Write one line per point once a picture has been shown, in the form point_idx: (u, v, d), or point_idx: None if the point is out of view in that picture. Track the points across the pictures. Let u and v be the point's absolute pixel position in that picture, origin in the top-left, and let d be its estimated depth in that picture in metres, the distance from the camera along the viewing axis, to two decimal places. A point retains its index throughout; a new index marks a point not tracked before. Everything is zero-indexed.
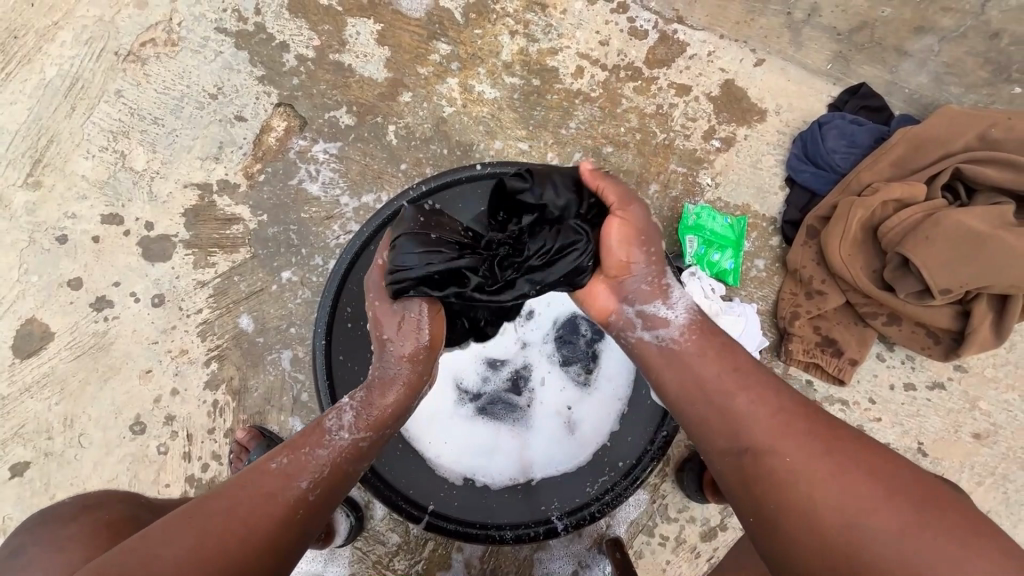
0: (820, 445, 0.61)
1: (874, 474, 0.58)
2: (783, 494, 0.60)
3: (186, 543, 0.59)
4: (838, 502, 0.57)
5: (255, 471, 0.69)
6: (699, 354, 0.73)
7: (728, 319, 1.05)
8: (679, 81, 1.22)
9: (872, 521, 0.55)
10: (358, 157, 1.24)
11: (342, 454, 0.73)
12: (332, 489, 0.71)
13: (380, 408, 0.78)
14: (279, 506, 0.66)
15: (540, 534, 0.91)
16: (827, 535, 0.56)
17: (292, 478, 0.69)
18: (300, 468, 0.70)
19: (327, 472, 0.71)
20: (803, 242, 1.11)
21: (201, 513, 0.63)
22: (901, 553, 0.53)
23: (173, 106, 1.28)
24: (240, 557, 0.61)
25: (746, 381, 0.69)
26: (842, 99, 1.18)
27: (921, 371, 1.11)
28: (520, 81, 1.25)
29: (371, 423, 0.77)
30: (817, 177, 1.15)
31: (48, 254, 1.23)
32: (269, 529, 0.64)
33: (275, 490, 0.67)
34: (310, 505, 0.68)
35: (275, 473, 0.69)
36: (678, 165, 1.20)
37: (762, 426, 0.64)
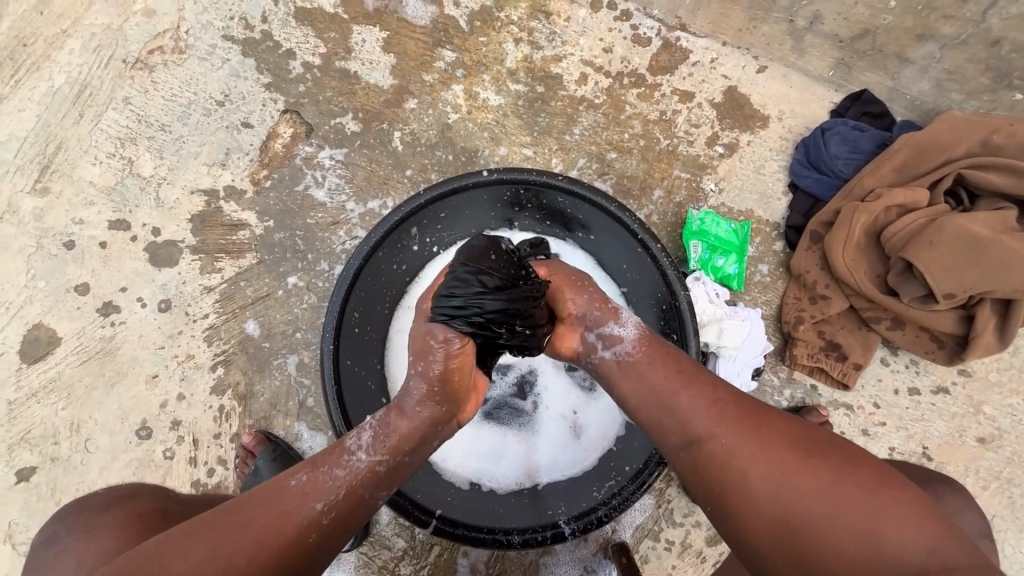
0: (754, 425, 0.63)
1: (801, 447, 0.60)
2: (727, 476, 0.61)
3: (197, 558, 0.60)
4: (770, 474, 0.59)
5: (274, 487, 0.67)
6: (645, 359, 0.73)
7: (733, 324, 1.05)
8: (682, 88, 1.23)
9: (806, 492, 0.57)
10: (364, 163, 1.25)
11: (358, 477, 0.69)
12: (346, 512, 0.68)
13: (401, 434, 0.72)
14: (289, 528, 0.64)
15: (547, 539, 0.86)
16: (769, 510, 0.58)
17: (306, 500, 0.66)
18: (315, 489, 0.67)
19: (341, 495, 0.68)
20: (807, 247, 1.12)
21: (219, 526, 0.63)
22: (826, 511, 0.55)
23: (180, 112, 1.29)
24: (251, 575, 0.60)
25: (687, 377, 0.69)
26: (844, 105, 1.20)
27: (925, 376, 1.11)
28: (525, 88, 1.26)
29: (390, 446, 0.71)
30: (820, 183, 1.16)
31: (55, 259, 1.24)
32: (276, 550, 0.62)
33: (288, 508, 0.65)
34: (322, 529, 0.66)
35: (292, 491, 0.66)
36: (682, 171, 1.21)
37: (703, 418, 0.65)
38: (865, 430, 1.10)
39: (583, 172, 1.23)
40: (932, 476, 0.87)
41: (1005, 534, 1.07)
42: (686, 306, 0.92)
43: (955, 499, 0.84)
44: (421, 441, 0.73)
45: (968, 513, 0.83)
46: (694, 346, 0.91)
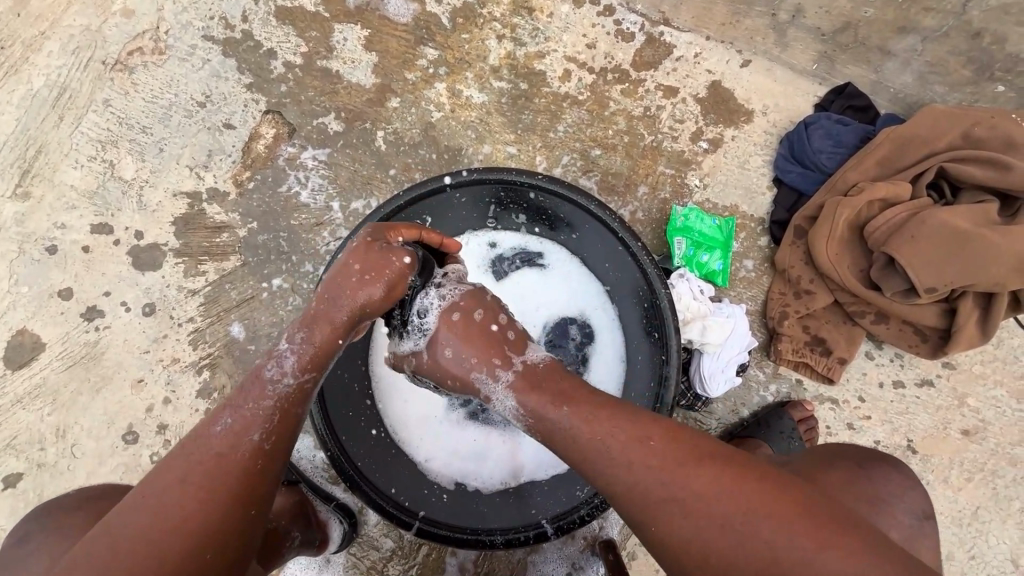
0: (682, 484, 0.59)
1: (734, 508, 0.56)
2: (666, 549, 0.58)
3: (145, 518, 0.60)
4: (707, 547, 0.56)
5: (195, 439, 0.65)
6: (560, 426, 0.66)
7: (716, 322, 1.04)
8: (666, 83, 1.23)
9: (744, 562, 0.54)
10: (347, 162, 1.24)
11: (289, 399, 0.68)
12: (286, 434, 0.68)
13: (317, 349, 0.71)
14: (233, 467, 0.63)
15: (529, 539, 0.89)
16: None
17: (240, 435, 0.65)
18: (246, 424, 0.65)
19: (275, 421, 0.67)
20: (791, 242, 1.12)
21: (155, 492, 0.61)
22: (774, 573, 0.52)
23: (161, 114, 1.28)
24: (216, 516, 0.61)
25: (605, 440, 0.63)
26: (828, 99, 1.20)
27: (909, 368, 1.11)
28: (508, 85, 1.25)
29: (312, 360, 0.70)
30: (805, 177, 1.15)
31: (38, 264, 1.23)
32: (228, 486, 0.63)
33: (225, 453, 0.64)
34: (267, 456, 0.66)
35: (223, 434, 0.65)
36: (666, 167, 1.21)
37: (629, 489, 0.61)
38: (850, 424, 1.10)
39: (568, 169, 1.22)
40: (881, 459, 0.85)
41: (989, 525, 1.08)
42: (667, 305, 0.92)
43: (897, 479, 0.83)
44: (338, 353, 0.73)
45: (908, 494, 0.82)
46: (675, 346, 0.91)
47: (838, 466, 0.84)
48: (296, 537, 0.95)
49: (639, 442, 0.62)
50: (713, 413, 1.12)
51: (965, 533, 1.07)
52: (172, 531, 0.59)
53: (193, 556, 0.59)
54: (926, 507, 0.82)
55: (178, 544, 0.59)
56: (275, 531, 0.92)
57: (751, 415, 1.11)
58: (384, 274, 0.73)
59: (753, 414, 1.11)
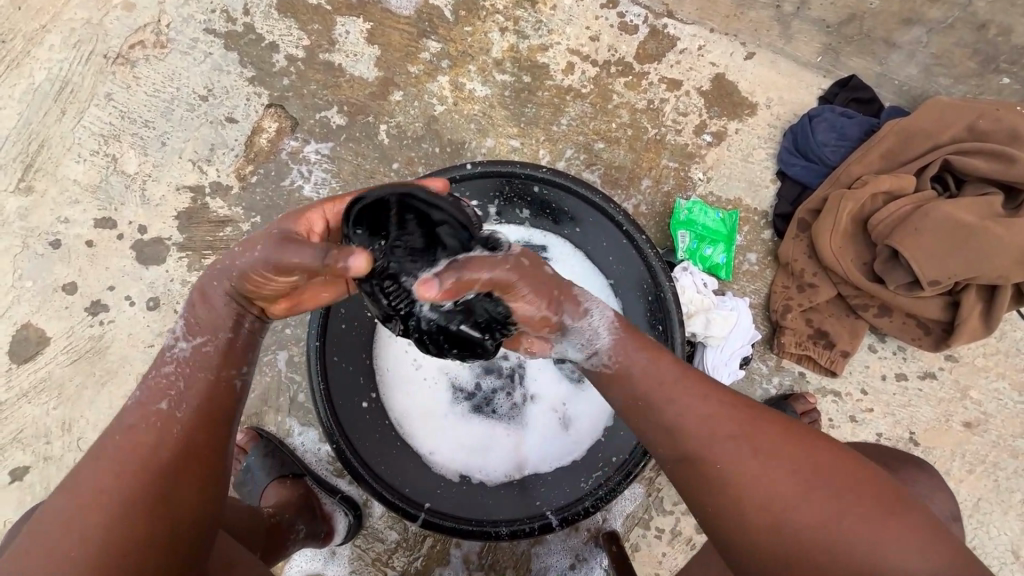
0: (752, 438, 0.61)
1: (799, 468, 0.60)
2: (722, 493, 0.61)
3: (66, 507, 0.60)
4: (766, 497, 0.59)
5: (113, 423, 0.66)
6: (630, 369, 0.67)
7: (720, 315, 1.04)
8: (669, 76, 1.22)
9: (800, 517, 0.58)
10: (350, 156, 1.24)
11: (192, 362, 0.68)
12: (198, 399, 0.67)
13: (206, 315, 0.68)
14: (147, 441, 0.63)
15: (534, 530, 0.86)
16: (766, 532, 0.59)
17: (148, 408, 0.65)
18: (152, 396, 0.66)
19: (180, 388, 0.66)
20: (795, 235, 1.12)
21: (73, 480, 0.62)
22: (828, 529, 0.57)
23: (163, 108, 1.28)
24: (133, 492, 0.61)
25: (677, 386, 0.65)
26: (832, 92, 1.19)
27: (912, 361, 1.12)
28: (511, 78, 1.25)
29: (199, 324, 0.68)
30: (809, 170, 1.15)
31: (42, 258, 1.23)
32: (147, 457, 0.63)
33: (137, 429, 0.64)
34: (178, 421, 0.65)
35: (132, 410, 0.65)
36: (670, 160, 1.21)
37: (696, 433, 0.63)
38: (853, 416, 1.11)
39: (571, 162, 1.22)
40: (908, 459, 0.87)
41: (990, 516, 1.08)
42: (670, 298, 0.92)
43: (925, 479, 0.84)
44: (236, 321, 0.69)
45: (939, 495, 0.83)
46: (679, 340, 0.91)
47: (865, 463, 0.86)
48: (301, 530, 0.96)
49: (713, 394, 0.65)
50: None
51: (967, 524, 1.08)
52: (102, 508, 0.59)
53: (128, 529, 0.59)
54: (953, 509, 0.84)
55: (108, 519, 0.59)
56: (279, 525, 0.92)
57: None
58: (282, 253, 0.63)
59: None
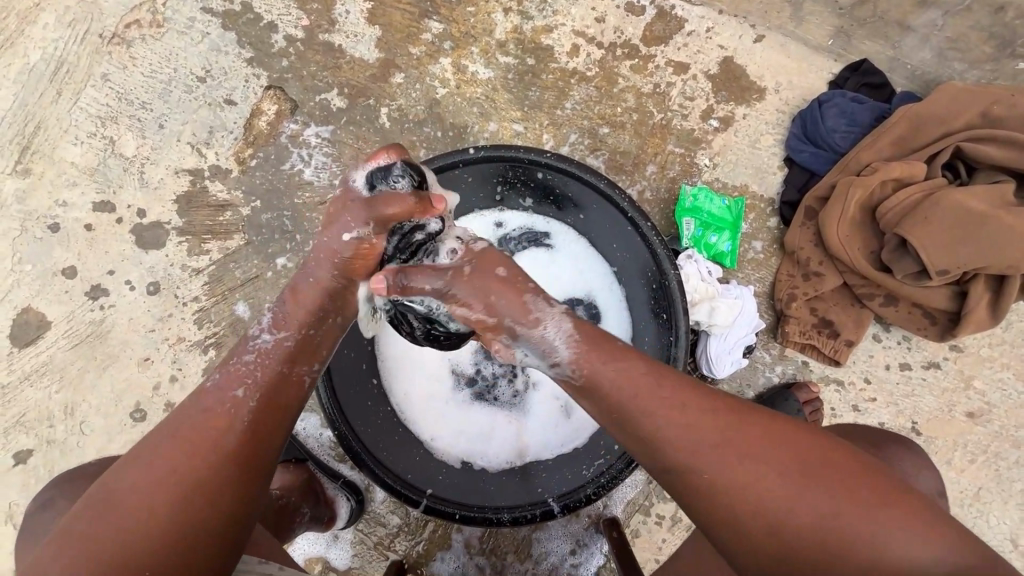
0: (735, 436, 0.60)
1: (786, 461, 0.58)
2: (714, 499, 0.59)
3: (136, 476, 0.61)
4: (759, 498, 0.57)
5: (191, 400, 0.67)
6: (608, 378, 0.66)
7: (725, 302, 1.03)
8: (677, 59, 1.20)
9: (797, 515, 0.56)
10: (350, 140, 1.22)
11: (269, 355, 0.70)
12: (271, 393, 0.69)
13: (295, 310, 0.72)
14: (218, 423, 0.65)
15: (536, 517, 0.87)
16: (765, 534, 0.57)
17: (226, 390, 0.67)
18: (231, 379, 0.67)
19: (258, 377, 0.68)
20: (801, 223, 1.10)
21: (148, 452, 0.63)
22: (825, 522, 0.55)
23: (161, 90, 1.25)
24: (198, 476, 0.61)
25: (655, 391, 0.64)
26: (843, 76, 1.16)
27: (917, 351, 1.11)
28: (514, 60, 1.22)
29: (285, 319, 0.72)
30: (817, 157, 1.13)
31: (41, 242, 1.22)
32: (218, 439, 0.64)
33: (212, 407, 0.66)
34: (251, 411, 0.66)
35: (211, 390, 0.67)
36: (676, 146, 1.19)
37: (680, 440, 0.61)
38: (856, 406, 1.10)
39: (576, 147, 1.20)
40: (896, 439, 0.86)
41: (990, 505, 1.08)
42: (676, 286, 0.90)
43: (912, 458, 0.84)
44: (320, 314, 0.73)
45: (925, 471, 0.83)
46: (683, 328, 0.90)
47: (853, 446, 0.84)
48: (306, 513, 0.96)
49: (691, 396, 0.63)
50: None
51: (967, 513, 1.08)
52: (169, 482, 0.60)
53: (188, 509, 0.59)
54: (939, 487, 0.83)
55: (173, 495, 0.60)
56: (285, 507, 0.93)
57: (756, 396, 1.11)
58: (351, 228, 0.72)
59: (759, 396, 1.11)
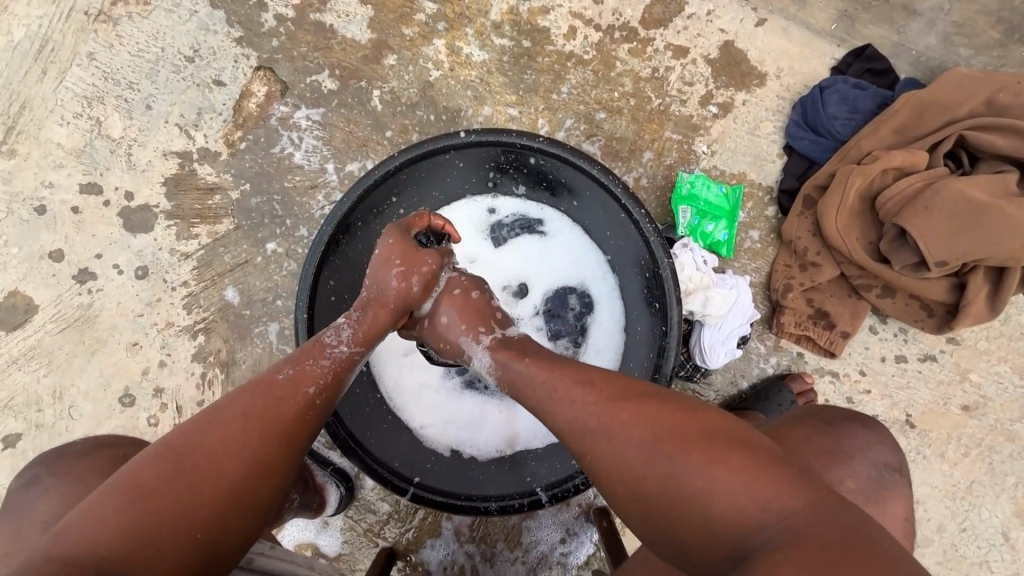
0: (616, 416, 0.58)
1: (663, 437, 0.55)
2: (604, 482, 0.58)
3: (199, 444, 0.56)
4: (638, 476, 0.55)
5: (261, 382, 0.64)
6: (518, 375, 0.68)
7: (720, 293, 1.01)
8: (676, 43, 1.17)
9: (672, 490, 0.53)
10: (342, 123, 1.20)
11: (341, 364, 0.70)
12: (334, 400, 0.68)
13: (370, 329, 0.74)
14: (289, 413, 0.62)
15: (523, 507, 0.83)
16: (650, 513, 0.54)
17: (298, 386, 0.65)
18: (304, 376, 0.66)
19: (329, 380, 0.68)
20: (799, 212, 1.08)
21: (217, 421, 0.58)
22: (695, 495, 0.51)
23: (149, 70, 1.23)
24: (260, 461, 0.58)
25: (554, 381, 0.64)
26: (845, 62, 1.14)
27: (913, 343, 1.10)
28: (510, 42, 1.19)
29: (366, 337, 0.73)
30: (817, 145, 1.10)
31: (27, 225, 1.20)
32: (289, 430, 0.62)
33: (286, 394, 0.63)
34: (316, 412, 0.65)
35: (283, 382, 0.64)
36: (674, 132, 1.16)
37: (570, 426, 0.61)
38: (850, 398, 1.09)
39: (571, 133, 1.18)
40: (850, 416, 0.80)
41: (982, 498, 1.08)
42: (669, 275, 0.86)
43: (864, 435, 0.78)
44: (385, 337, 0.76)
45: (872, 447, 0.77)
46: (676, 318, 0.86)
47: (809, 426, 0.78)
48: (295, 499, 0.94)
49: (585, 382, 0.62)
50: (711, 384, 1.10)
51: (959, 506, 1.08)
52: (237, 459, 0.57)
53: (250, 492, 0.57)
54: (894, 462, 0.78)
55: (235, 475, 0.56)
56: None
57: (750, 386, 1.10)
58: (416, 273, 0.77)
59: (752, 386, 1.10)
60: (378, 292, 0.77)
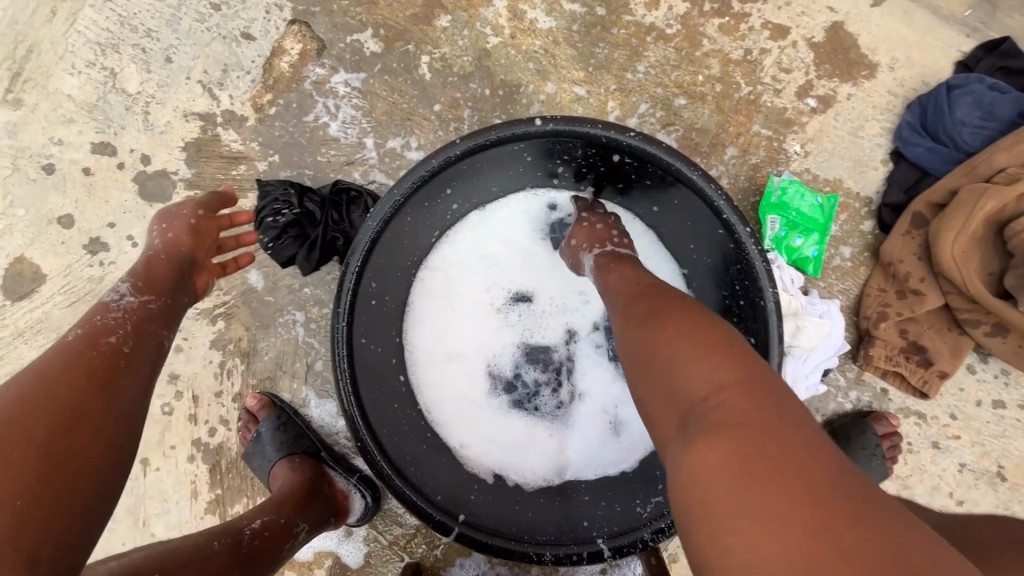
0: (654, 299, 0.58)
1: (679, 318, 0.53)
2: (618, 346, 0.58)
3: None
4: (639, 342, 0.54)
5: (59, 351, 0.57)
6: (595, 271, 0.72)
7: (812, 321, 0.90)
8: (776, 21, 1.01)
9: (655, 356, 0.51)
10: (385, 92, 1.06)
11: (137, 312, 0.65)
12: (139, 342, 0.63)
13: (155, 279, 0.71)
14: (94, 362, 0.57)
15: (583, 559, 0.73)
16: (635, 378, 0.53)
17: (95, 336, 0.60)
18: (96, 330, 0.61)
19: (126, 325, 0.63)
20: (905, 232, 0.94)
21: (36, 391, 0.52)
22: (674, 368, 0.49)
23: (169, 16, 1.08)
24: (95, 408, 0.54)
25: (619, 275, 0.67)
26: (975, 56, 0.97)
27: (1015, 388, 0.97)
28: (582, 8, 1.04)
29: (152, 285, 0.70)
30: (933, 154, 0.95)
31: (35, 185, 1.09)
32: (108, 381, 0.57)
33: (99, 356, 0.58)
34: (129, 357, 0.61)
35: (77, 343, 0.59)
36: (763, 126, 1.01)
37: (615, 302, 0.63)
38: (936, 443, 0.98)
39: (645, 120, 1.03)
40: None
41: None
42: (772, 308, 0.71)
43: None
44: (177, 288, 0.73)
45: None
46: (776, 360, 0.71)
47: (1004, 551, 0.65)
48: (302, 530, 0.83)
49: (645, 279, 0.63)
50: None
51: None
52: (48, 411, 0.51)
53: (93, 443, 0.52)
54: None
55: (40, 447, 0.49)
56: (267, 542, 0.75)
57: (825, 423, 0.99)
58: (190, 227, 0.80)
59: (827, 423, 0.98)
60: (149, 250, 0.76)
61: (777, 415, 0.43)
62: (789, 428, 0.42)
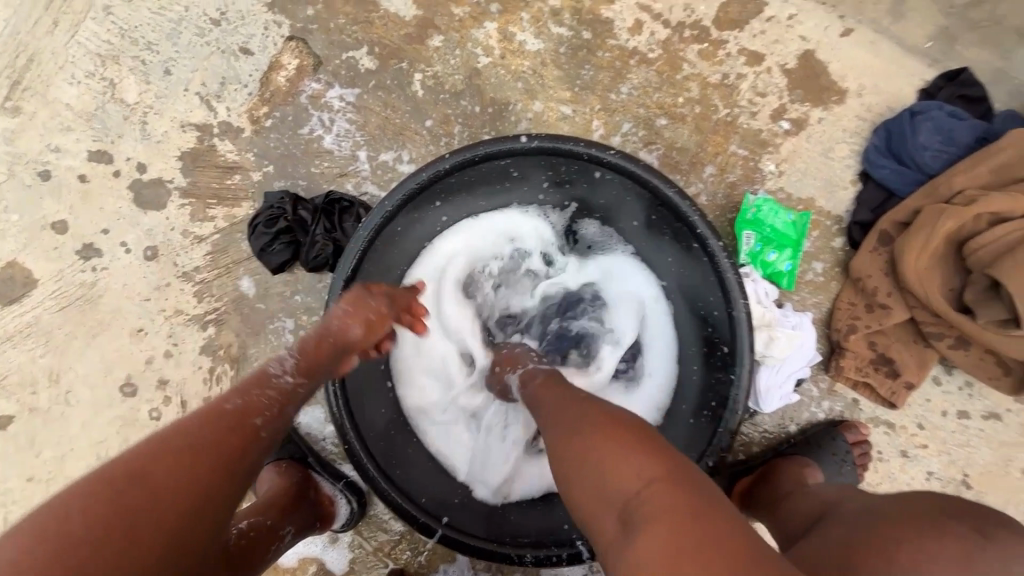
0: (579, 402, 0.62)
1: (601, 419, 0.57)
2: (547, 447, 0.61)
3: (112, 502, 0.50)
4: (569, 444, 0.57)
5: (204, 416, 0.58)
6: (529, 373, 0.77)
7: (785, 333, 0.94)
8: (751, 48, 1.07)
9: (583, 455, 0.54)
10: (378, 107, 1.09)
11: (288, 394, 0.65)
12: (277, 428, 0.63)
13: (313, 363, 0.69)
14: (232, 445, 0.57)
15: (563, 560, 0.75)
16: (568, 480, 0.56)
17: (246, 416, 0.60)
18: (249, 405, 0.61)
19: (276, 411, 0.63)
20: (872, 248, 0.99)
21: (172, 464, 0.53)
22: (604, 467, 0.52)
23: (169, 30, 1.12)
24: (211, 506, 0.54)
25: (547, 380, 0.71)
26: (936, 84, 1.03)
27: (979, 399, 1.02)
28: (568, 32, 1.09)
29: (312, 364, 0.69)
30: (898, 175, 1.01)
31: (30, 190, 1.11)
32: (230, 471, 0.56)
33: (236, 429, 0.59)
34: (260, 445, 0.60)
35: (230, 412, 0.59)
36: (740, 146, 1.06)
37: (544, 405, 0.67)
38: (905, 452, 1.02)
39: (628, 138, 1.07)
40: None
41: None
42: (743, 317, 0.76)
43: None
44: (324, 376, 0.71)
45: None
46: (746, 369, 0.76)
47: None
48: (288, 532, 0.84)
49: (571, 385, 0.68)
50: (759, 424, 1.03)
51: None
52: (177, 499, 0.52)
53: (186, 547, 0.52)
54: None
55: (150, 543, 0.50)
56: (254, 541, 0.76)
57: (799, 432, 1.02)
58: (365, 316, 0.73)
59: (801, 431, 1.02)
60: (322, 329, 0.71)
61: (702, 503, 0.47)
62: (711, 515, 0.46)
